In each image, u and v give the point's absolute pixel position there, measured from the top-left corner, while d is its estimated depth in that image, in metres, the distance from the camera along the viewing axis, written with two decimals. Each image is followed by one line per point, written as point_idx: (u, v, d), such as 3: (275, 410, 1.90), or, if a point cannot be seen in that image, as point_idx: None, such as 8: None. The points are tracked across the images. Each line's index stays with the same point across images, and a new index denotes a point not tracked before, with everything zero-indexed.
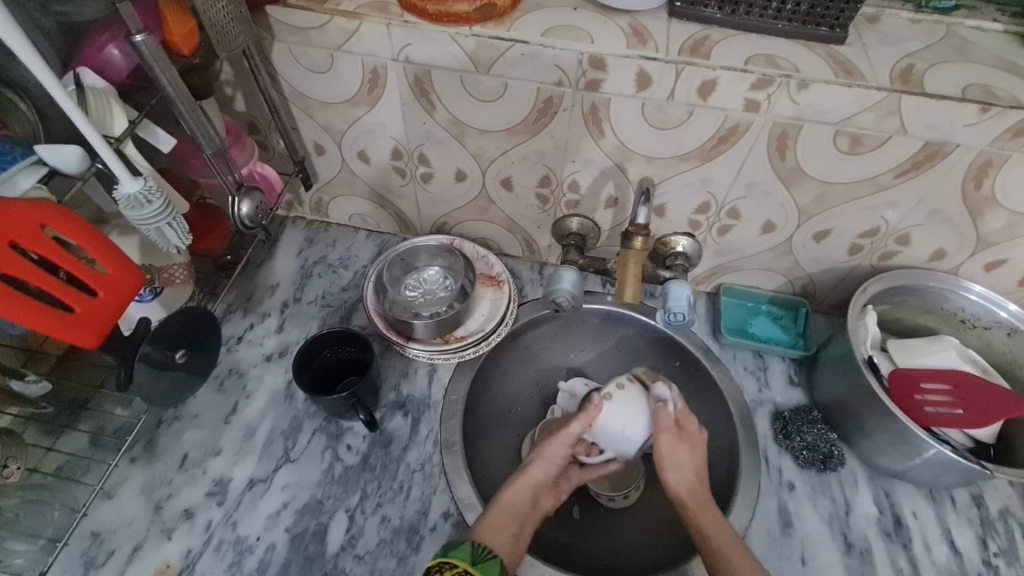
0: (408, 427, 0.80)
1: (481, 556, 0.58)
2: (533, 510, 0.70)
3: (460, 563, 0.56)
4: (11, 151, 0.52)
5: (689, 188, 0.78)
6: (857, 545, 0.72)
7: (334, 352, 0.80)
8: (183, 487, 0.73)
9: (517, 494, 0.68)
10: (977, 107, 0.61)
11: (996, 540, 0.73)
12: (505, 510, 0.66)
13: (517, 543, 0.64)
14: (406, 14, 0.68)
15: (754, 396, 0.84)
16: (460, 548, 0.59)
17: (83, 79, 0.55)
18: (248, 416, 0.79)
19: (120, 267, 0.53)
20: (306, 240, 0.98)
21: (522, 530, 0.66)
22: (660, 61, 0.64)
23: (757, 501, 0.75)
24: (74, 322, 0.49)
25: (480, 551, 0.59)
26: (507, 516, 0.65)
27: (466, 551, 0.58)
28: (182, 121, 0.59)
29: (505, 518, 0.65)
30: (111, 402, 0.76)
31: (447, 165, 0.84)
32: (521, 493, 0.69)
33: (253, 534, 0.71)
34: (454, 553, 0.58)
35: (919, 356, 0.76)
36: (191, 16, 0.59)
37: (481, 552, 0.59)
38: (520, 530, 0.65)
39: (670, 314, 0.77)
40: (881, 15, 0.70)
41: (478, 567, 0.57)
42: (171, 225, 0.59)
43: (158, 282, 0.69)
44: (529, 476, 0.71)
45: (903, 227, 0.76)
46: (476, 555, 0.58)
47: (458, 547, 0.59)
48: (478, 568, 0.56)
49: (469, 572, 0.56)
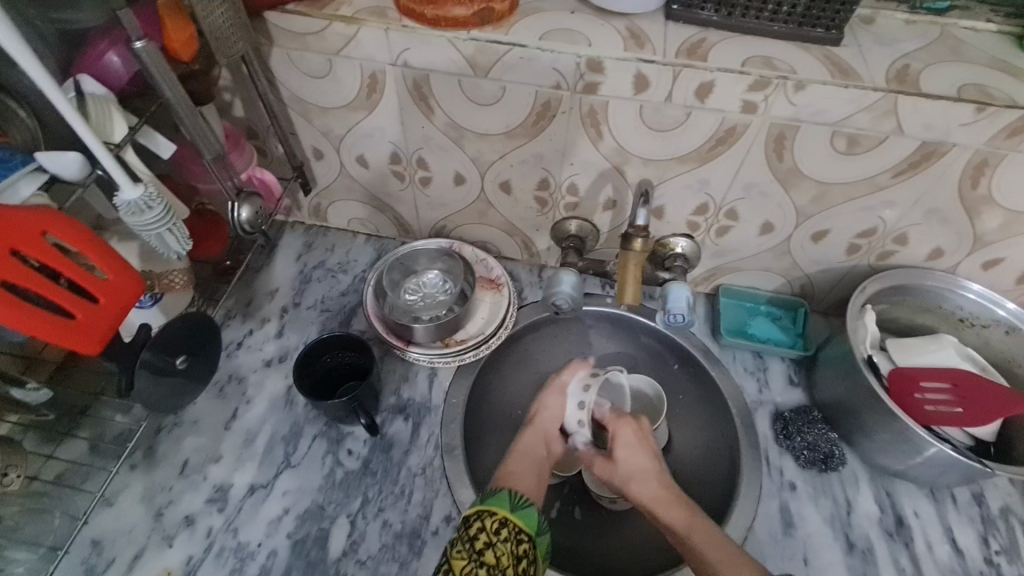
0: (408, 431, 0.80)
1: (518, 504, 0.61)
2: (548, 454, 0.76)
3: (499, 512, 0.59)
4: (11, 160, 0.52)
5: (688, 189, 0.78)
6: (859, 545, 0.73)
7: (335, 356, 0.79)
8: (184, 494, 0.73)
9: (534, 442, 0.75)
10: (973, 107, 0.61)
11: (998, 538, 0.73)
12: None
13: (540, 481, 0.69)
14: (404, 18, 0.68)
15: (754, 396, 0.84)
16: (498, 496, 0.61)
17: (83, 87, 0.56)
18: (248, 422, 0.79)
19: (122, 273, 0.53)
20: (305, 244, 0.98)
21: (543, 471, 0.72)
22: (657, 64, 0.65)
23: (759, 502, 0.75)
24: (76, 329, 0.49)
25: (517, 499, 0.61)
26: (528, 462, 0.71)
27: (504, 500, 0.61)
28: (182, 125, 0.59)
29: (525, 463, 0.71)
30: (111, 409, 0.76)
31: (446, 169, 0.84)
32: (536, 440, 0.76)
33: (254, 540, 0.71)
34: (493, 501, 0.61)
35: (918, 355, 0.77)
36: (191, 23, 0.59)
37: (518, 501, 0.61)
38: (541, 471, 0.71)
39: (670, 316, 0.77)
40: (875, 17, 0.71)
41: (516, 513, 0.59)
42: (172, 231, 0.59)
43: (157, 288, 0.69)
44: (540, 424, 0.78)
45: (901, 227, 0.76)
46: (513, 504, 0.61)
47: (496, 496, 0.61)
48: (516, 515, 0.59)
49: (508, 519, 0.58)
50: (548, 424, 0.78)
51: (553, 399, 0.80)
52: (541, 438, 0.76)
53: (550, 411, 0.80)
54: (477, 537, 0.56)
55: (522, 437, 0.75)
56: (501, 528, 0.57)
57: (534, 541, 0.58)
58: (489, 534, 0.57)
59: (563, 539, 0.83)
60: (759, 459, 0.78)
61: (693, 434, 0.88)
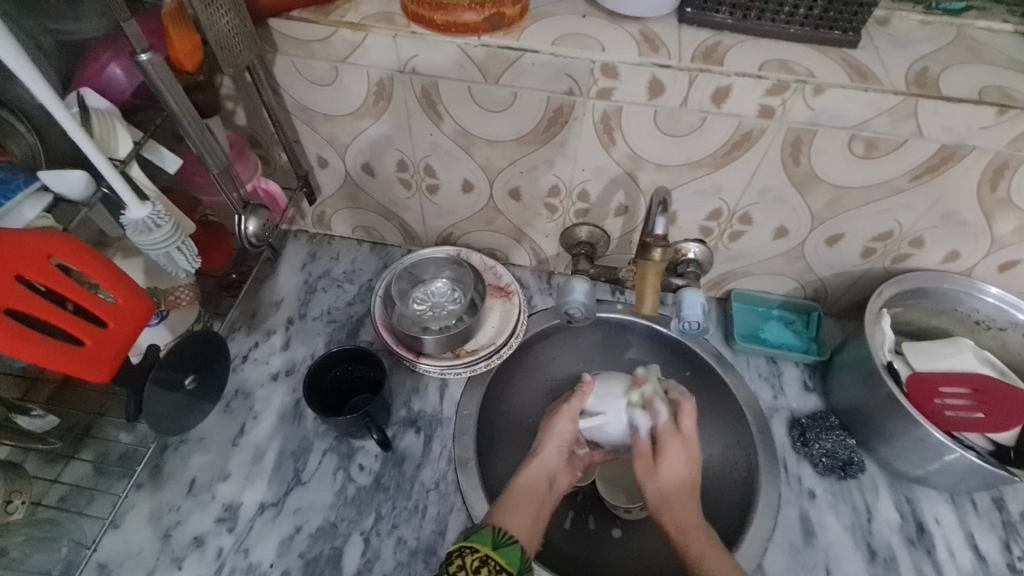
0: (420, 444, 0.78)
1: (502, 541, 0.61)
2: (551, 491, 0.74)
3: (481, 548, 0.59)
4: (13, 179, 0.51)
5: (701, 195, 0.77)
6: (881, 553, 0.72)
7: (345, 370, 0.78)
8: (192, 514, 0.71)
9: (533, 478, 0.73)
10: (995, 109, 0.60)
11: (1020, 543, 0.72)
12: (526, 505, 0.69)
13: (535, 525, 0.68)
14: (413, 24, 0.67)
15: (769, 402, 0.83)
16: (482, 532, 0.61)
17: (87, 100, 0.54)
18: (256, 438, 0.77)
19: (130, 296, 0.51)
20: (309, 254, 0.96)
21: (541, 509, 0.70)
22: (673, 69, 0.63)
23: (778, 511, 0.74)
24: (85, 355, 0.47)
25: (501, 535, 0.61)
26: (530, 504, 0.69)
27: (487, 536, 0.61)
28: (187, 139, 0.57)
29: (521, 502, 0.69)
30: (115, 428, 0.74)
31: (454, 176, 0.82)
32: (537, 477, 0.74)
33: (266, 561, 0.69)
34: (476, 538, 0.61)
35: (936, 359, 0.76)
36: (195, 32, 0.57)
37: (502, 537, 0.61)
38: (540, 508, 0.70)
39: (685, 323, 0.76)
40: (890, 18, 0.70)
41: (499, 551, 0.59)
42: (181, 250, 0.57)
43: (164, 306, 0.67)
44: (542, 459, 0.76)
45: (917, 230, 0.75)
46: (496, 540, 0.61)
47: (479, 533, 0.61)
48: (499, 553, 0.59)
49: (489, 557, 0.58)
50: (552, 458, 0.76)
51: (559, 426, 0.79)
52: (540, 478, 0.74)
53: (551, 442, 0.78)
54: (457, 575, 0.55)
55: (522, 476, 0.73)
56: (483, 566, 0.57)
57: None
58: (469, 571, 0.56)
59: (579, 551, 0.82)
60: (777, 467, 0.77)
61: (708, 441, 0.87)
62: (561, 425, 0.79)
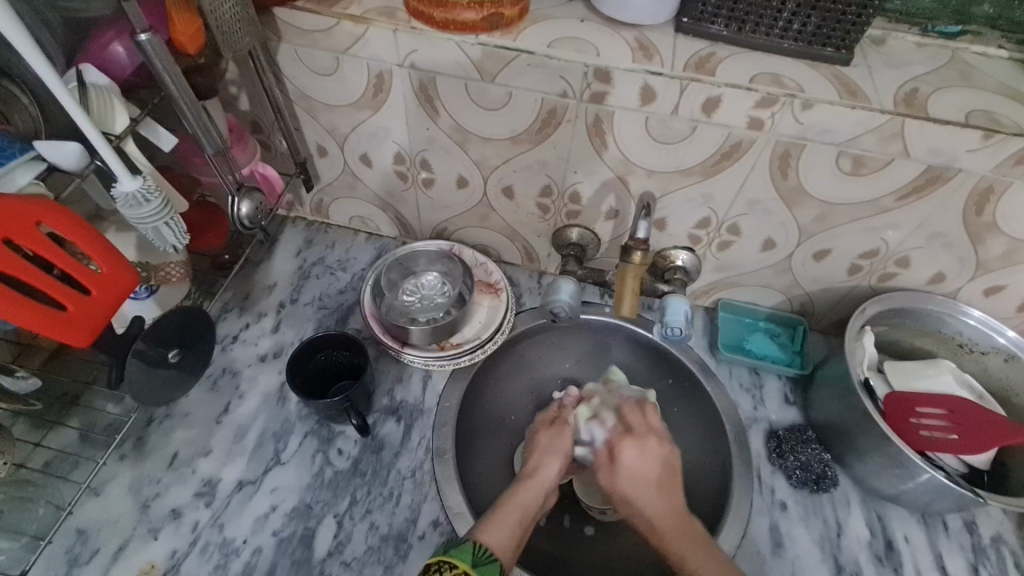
0: (400, 433, 0.79)
1: (481, 559, 0.58)
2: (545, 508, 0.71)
3: (460, 564, 0.57)
4: (10, 147, 0.52)
5: (691, 203, 0.78)
6: (848, 568, 0.72)
7: (330, 355, 0.79)
8: (172, 487, 0.73)
9: (530, 494, 0.70)
10: (980, 133, 0.61)
11: (988, 567, 0.73)
12: (511, 512, 0.66)
13: (520, 540, 0.64)
14: (413, 20, 0.68)
15: (749, 413, 0.84)
16: (462, 548, 0.59)
17: (86, 76, 0.55)
18: (239, 417, 0.79)
19: (115, 266, 0.52)
20: (305, 240, 0.98)
21: (529, 530, 0.67)
22: (665, 77, 0.64)
23: (749, 520, 0.75)
24: (65, 320, 0.49)
25: (481, 551, 0.59)
26: (516, 516, 0.66)
27: (467, 552, 0.59)
28: (184, 119, 0.58)
29: (511, 518, 0.65)
30: (102, 399, 0.76)
31: (449, 171, 0.83)
32: (533, 494, 0.70)
33: (239, 537, 0.70)
34: (455, 552, 0.59)
35: (915, 379, 0.76)
36: (198, 16, 0.59)
37: (482, 554, 0.59)
38: (525, 531, 0.66)
39: (668, 329, 0.77)
40: (886, 38, 0.70)
41: (478, 569, 0.57)
42: (169, 225, 0.58)
43: (154, 280, 0.69)
44: (542, 476, 0.73)
45: (903, 250, 0.76)
46: (476, 557, 0.58)
47: (459, 548, 0.59)
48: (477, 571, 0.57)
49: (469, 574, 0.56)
50: (550, 476, 0.73)
51: (560, 442, 0.77)
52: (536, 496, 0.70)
53: (550, 458, 0.75)
54: None
55: (516, 492, 0.69)
56: None
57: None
58: None
59: (552, 549, 0.82)
60: (751, 477, 0.77)
61: (685, 448, 0.87)
62: (563, 439, 0.77)
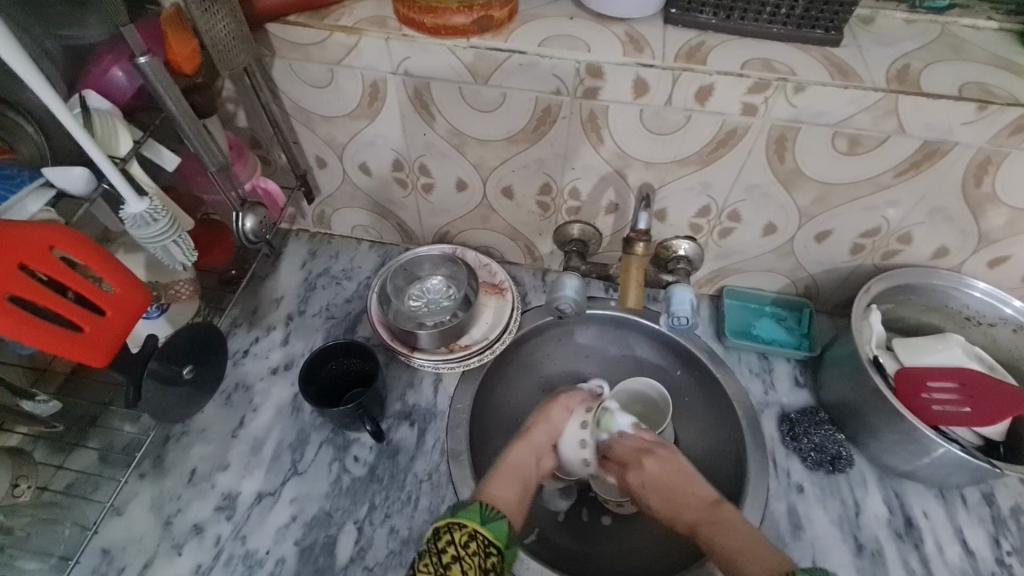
0: (414, 437, 0.80)
1: (488, 516, 0.63)
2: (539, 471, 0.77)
3: (470, 524, 0.62)
4: (18, 174, 0.54)
5: (689, 192, 0.78)
6: (869, 547, 0.72)
7: (341, 364, 0.80)
8: (193, 502, 0.74)
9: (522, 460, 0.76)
10: (975, 105, 0.61)
11: (1009, 538, 0.72)
12: (504, 474, 0.72)
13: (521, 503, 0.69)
14: (404, 28, 0.69)
15: (760, 398, 0.84)
16: (469, 509, 0.64)
17: (89, 102, 0.57)
18: (255, 430, 0.80)
19: (127, 286, 0.53)
20: (309, 252, 0.99)
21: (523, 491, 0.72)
22: (656, 68, 0.65)
23: (766, 505, 0.75)
24: (83, 341, 0.50)
25: (488, 511, 0.64)
26: (512, 485, 0.71)
27: (474, 512, 0.64)
28: (186, 139, 0.59)
29: (508, 483, 0.71)
30: (119, 419, 0.77)
31: (448, 175, 0.84)
32: (523, 457, 0.76)
33: (262, 548, 0.71)
34: (464, 513, 0.63)
35: (923, 354, 0.76)
36: (193, 36, 0.60)
37: (489, 513, 0.64)
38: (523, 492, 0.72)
39: (674, 318, 0.77)
40: (875, 16, 0.71)
41: (486, 526, 0.62)
42: (177, 244, 0.59)
43: (164, 299, 0.70)
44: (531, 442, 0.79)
45: (905, 226, 0.76)
46: (484, 515, 0.63)
47: (467, 508, 0.64)
48: (486, 528, 0.62)
49: (478, 532, 0.61)
50: (544, 443, 0.80)
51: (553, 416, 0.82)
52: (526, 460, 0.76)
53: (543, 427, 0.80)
54: (446, 550, 0.59)
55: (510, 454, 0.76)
56: (471, 540, 0.60)
57: (502, 552, 0.62)
58: (458, 546, 0.59)
59: (571, 544, 0.83)
60: (766, 461, 0.78)
61: (699, 436, 0.88)
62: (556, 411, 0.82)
